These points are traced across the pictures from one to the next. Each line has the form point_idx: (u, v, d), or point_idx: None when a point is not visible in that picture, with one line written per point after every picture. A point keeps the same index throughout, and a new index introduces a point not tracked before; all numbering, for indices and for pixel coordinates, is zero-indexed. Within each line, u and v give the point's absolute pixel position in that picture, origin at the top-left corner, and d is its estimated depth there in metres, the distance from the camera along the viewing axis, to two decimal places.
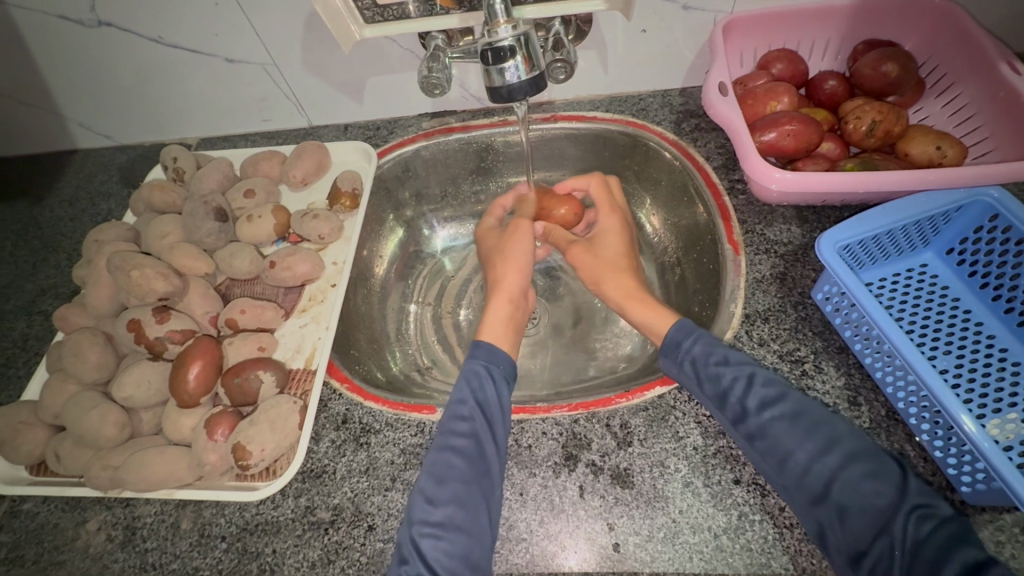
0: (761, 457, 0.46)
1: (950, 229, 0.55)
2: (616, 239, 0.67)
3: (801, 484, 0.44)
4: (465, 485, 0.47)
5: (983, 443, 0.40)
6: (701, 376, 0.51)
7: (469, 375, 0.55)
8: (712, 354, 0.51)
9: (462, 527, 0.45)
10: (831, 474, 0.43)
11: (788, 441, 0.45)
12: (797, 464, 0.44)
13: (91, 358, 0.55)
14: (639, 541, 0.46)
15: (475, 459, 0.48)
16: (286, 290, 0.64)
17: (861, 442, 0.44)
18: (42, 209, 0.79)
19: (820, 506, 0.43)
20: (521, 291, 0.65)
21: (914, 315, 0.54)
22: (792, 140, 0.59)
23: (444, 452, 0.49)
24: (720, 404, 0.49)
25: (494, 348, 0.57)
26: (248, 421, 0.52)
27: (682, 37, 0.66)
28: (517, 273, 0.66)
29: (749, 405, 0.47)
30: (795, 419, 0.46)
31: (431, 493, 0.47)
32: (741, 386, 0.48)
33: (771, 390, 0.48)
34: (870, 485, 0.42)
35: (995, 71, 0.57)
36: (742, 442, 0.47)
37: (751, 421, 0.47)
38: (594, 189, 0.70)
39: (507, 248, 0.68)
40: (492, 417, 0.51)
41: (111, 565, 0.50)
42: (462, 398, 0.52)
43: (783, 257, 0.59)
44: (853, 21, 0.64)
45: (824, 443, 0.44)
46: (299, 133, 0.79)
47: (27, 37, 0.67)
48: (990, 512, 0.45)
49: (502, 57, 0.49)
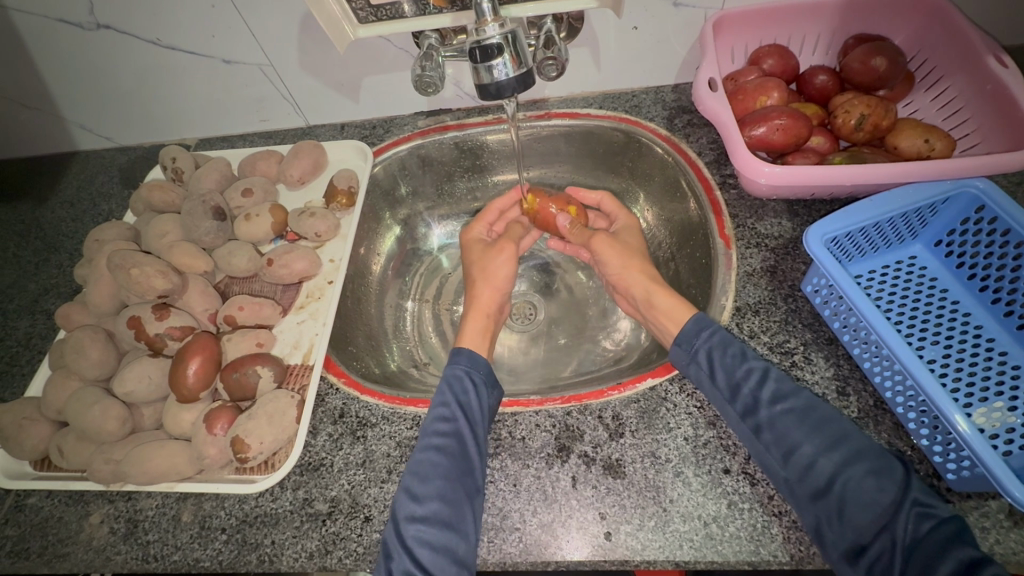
0: (766, 448, 0.47)
1: (938, 221, 0.56)
2: (637, 238, 0.69)
3: (804, 478, 0.44)
4: (447, 482, 0.47)
5: (968, 432, 0.41)
6: (715, 368, 0.51)
7: (452, 380, 0.55)
8: (728, 347, 0.52)
9: (447, 522, 0.46)
10: (836, 469, 0.43)
11: (797, 434, 0.45)
12: (803, 458, 0.45)
13: (93, 355, 0.56)
14: (631, 530, 0.47)
15: (458, 457, 0.49)
16: (283, 287, 0.65)
17: (866, 441, 0.44)
18: (44, 209, 0.80)
19: (821, 501, 0.43)
20: (497, 306, 0.67)
21: (902, 306, 0.55)
22: (782, 134, 0.59)
23: (428, 452, 0.50)
24: (731, 397, 0.49)
25: (473, 353, 0.58)
26: (247, 415, 0.53)
27: (674, 33, 0.67)
28: (493, 288, 0.67)
29: (761, 397, 0.48)
30: (804, 415, 0.46)
31: (415, 490, 0.47)
32: (755, 379, 0.49)
33: (784, 385, 0.48)
34: (874, 482, 0.42)
35: (982, 64, 0.58)
36: (748, 434, 0.48)
37: (761, 414, 0.47)
38: (608, 203, 0.73)
39: (485, 264, 0.69)
40: (472, 416, 0.52)
41: (114, 557, 0.52)
42: (444, 402, 0.53)
43: (774, 250, 0.60)
44: (843, 16, 0.65)
45: (831, 441, 0.44)
46: (296, 133, 0.80)
47: (28, 40, 0.68)
48: (976, 499, 0.45)
49: (490, 55, 0.49)
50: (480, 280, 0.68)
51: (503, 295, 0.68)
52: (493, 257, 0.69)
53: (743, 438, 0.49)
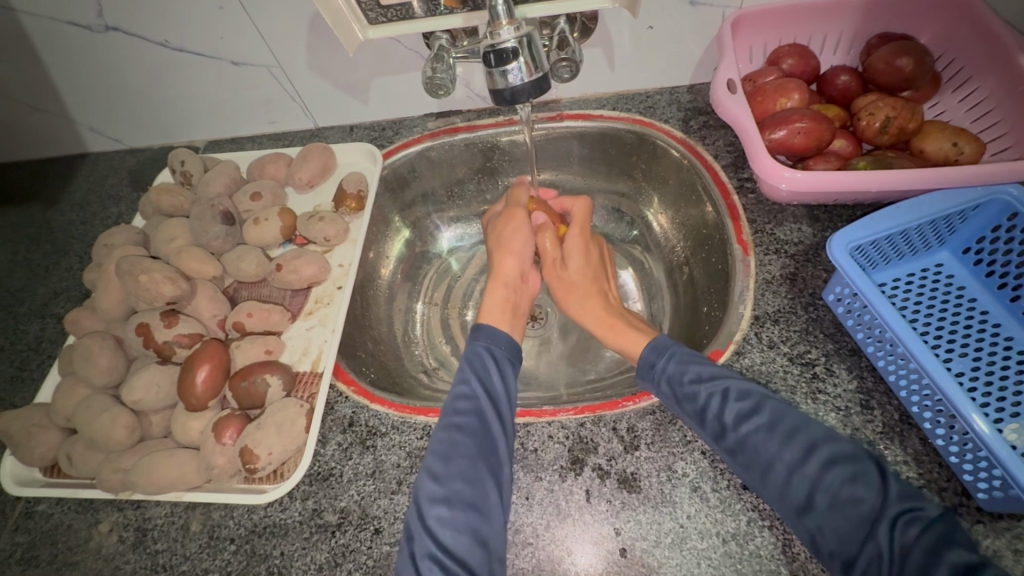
0: (744, 468, 0.45)
1: (967, 229, 0.54)
2: (583, 258, 0.67)
3: (785, 496, 0.43)
4: (470, 461, 0.47)
5: (1001, 451, 0.39)
6: (678, 396, 0.50)
7: (472, 357, 0.55)
8: (684, 371, 0.51)
9: (471, 503, 0.45)
10: (814, 480, 0.42)
11: (768, 451, 0.44)
12: (779, 475, 0.43)
13: (101, 362, 0.56)
14: (646, 547, 0.46)
15: (480, 437, 0.48)
16: (292, 293, 0.65)
17: (839, 446, 0.43)
18: (54, 212, 0.80)
19: (807, 516, 0.41)
20: (519, 275, 0.65)
21: (928, 316, 0.53)
22: (803, 138, 0.58)
23: (449, 432, 0.49)
24: (700, 420, 0.48)
25: (494, 330, 0.57)
26: (255, 425, 0.52)
27: (690, 33, 0.65)
28: (514, 258, 0.66)
29: (727, 420, 0.47)
30: (772, 429, 0.45)
31: (437, 470, 0.47)
32: (717, 402, 0.47)
33: (747, 403, 0.47)
34: (851, 491, 0.40)
35: (1014, 65, 0.56)
36: (725, 456, 0.46)
37: (731, 438, 0.46)
38: (576, 211, 0.70)
39: (501, 236, 0.67)
40: (493, 394, 0.52)
41: (123, 566, 0.51)
42: (465, 380, 0.53)
43: (794, 257, 0.58)
44: (866, 15, 0.63)
45: (803, 450, 0.43)
46: (305, 135, 0.79)
47: (37, 42, 0.67)
48: (1008, 519, 0.43)
49: (505, 59, 0.48)
50: (499, 251, 0.67)
51: (525, 264, 0.67)
52: (511, 227, 0.67)
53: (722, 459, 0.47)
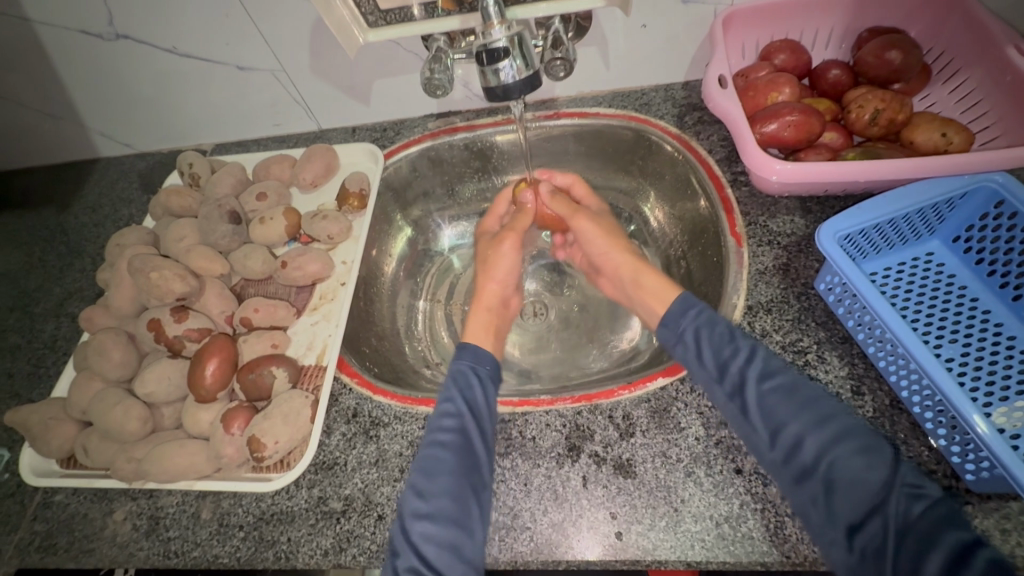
0: (754, 429, 0.46)
1: (955, 217, 0.55)
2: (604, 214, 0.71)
3: (790, 459, 0.43)
4: (454, 477, 0.47)
5: (987, 433, 0.40)
6: (703, 347, 0.51)
7: (456, 375, 0.55)
8: (716, 326, 0.52)
9: (452, 519, 0.46)
10: (822, 448, 0.42)
11: (784, 413, 0.44)
12: (789, 437, 0.43)
13: (115, 357, 0.58)
14: (642, 530, 0.47)
15: (463, 453, 0.49)
16: (298, 290, 0.67)
17: (855, 420, 0.43)
18: (68, 215, 0.82)
19: (806, 481, 0.42)
20: (501, 300, 0.67)
21: (918, 304, 0.54)
22: (793, 131, 0.59)
23: (432, 448, 0.50)
24: (720, 376, 0.49)
25: (478, 349, 0.58)
26: (262, 415, 0.54)
27: (683, 31, 0.67)
28: (497, 283, 0.67)
29: (749, 375, 0.47)
30: (791, 392, 0.46)
31: (422, 486, 0.47)
32: (743, 357, 0.49)
33: (772, 362, 0.48)
34: (862, 460, 0.40)
35: (1002, 55, 0.56)
36: (736, 413, 0.47)
37: (748, 394, 0.47)
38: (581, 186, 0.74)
39: (491, 258, 0.68)
40: (478, 412, 0.52)
41: (137, 553, 0.53)
42: (449, 397, 0.53)
43: (787, 248, 0.59)
44: (857, 10, 0.64)
45: (819, 418, 0.43)
46: (309, 137, 0.81)
47: (50, 51, 0.70)
48: (996, 500, 0.44)
49: (497, 58, 0.50)
50: (484, 274, 0.68)
51: (507, 289, 0.68)
52: (499, 253, 0.68)
53: (729, 417, 0.48)
